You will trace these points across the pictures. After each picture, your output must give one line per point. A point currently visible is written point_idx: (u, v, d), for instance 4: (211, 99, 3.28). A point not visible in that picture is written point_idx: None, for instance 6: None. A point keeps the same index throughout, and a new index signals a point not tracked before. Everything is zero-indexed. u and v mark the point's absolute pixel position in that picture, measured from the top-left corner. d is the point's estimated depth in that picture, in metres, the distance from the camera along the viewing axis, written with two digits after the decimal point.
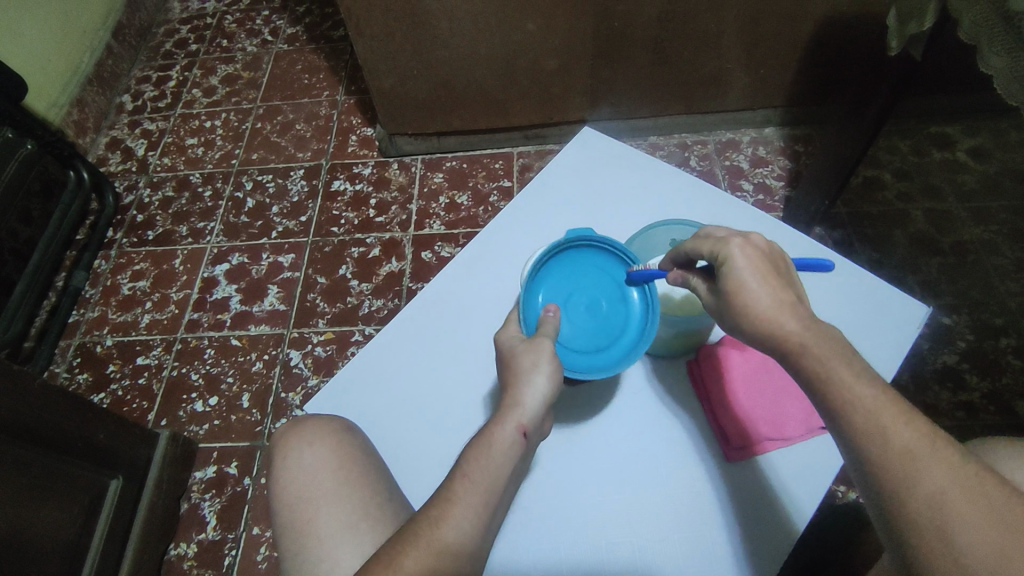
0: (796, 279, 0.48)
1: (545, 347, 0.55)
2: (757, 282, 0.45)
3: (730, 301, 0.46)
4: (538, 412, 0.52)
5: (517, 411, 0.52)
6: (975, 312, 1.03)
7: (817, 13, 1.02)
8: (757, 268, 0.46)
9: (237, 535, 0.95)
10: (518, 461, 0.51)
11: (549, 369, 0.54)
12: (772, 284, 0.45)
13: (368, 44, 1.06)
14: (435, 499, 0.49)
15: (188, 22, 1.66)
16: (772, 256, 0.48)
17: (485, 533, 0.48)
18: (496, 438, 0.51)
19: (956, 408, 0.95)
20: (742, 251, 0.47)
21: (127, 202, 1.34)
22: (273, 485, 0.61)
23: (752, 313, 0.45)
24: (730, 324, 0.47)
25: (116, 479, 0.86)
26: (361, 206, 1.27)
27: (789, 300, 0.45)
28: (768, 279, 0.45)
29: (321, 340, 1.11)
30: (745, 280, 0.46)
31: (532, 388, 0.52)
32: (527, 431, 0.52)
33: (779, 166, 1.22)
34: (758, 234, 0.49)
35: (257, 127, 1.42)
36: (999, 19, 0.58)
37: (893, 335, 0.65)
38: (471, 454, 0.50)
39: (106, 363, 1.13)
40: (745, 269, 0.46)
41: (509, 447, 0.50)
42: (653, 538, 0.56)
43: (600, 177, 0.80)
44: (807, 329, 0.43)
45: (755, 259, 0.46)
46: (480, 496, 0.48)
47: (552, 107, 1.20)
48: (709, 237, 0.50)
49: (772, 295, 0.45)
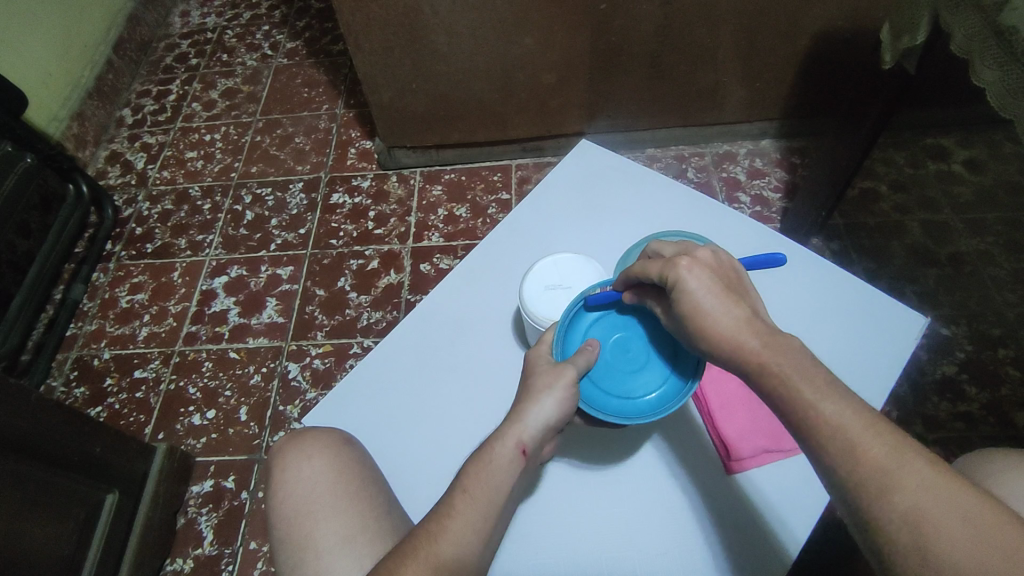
0: (747, 289, 0.49)
1: (567, 374, 0.53)
2: (709, 301, 0.46)
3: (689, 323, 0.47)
4: (542, 432, 0.52)
5: (519, 428, 0.51)
6: (973, 323, 1.03)
7: (812, 27, 1.03)
8: (706, 287, 0.47)
9: (233, 550, 0.95)
10: (516, 478, 0.50)
11: (559, 392, 0.53)
12: (723, 302, 0.46)
13: (368, 59, 1.08)
14: (434, 513, 0.49)
15: (188, 37, 1.68)
16: (720, 272, 0.49)
17: (484, 550, 0.48)
18: (495, 454, 0.51)
19: (956, 419, 0.94)
20: (690, 273, 0.47)
21: (126, 216, 1.35)
22: (272, 499, 0.61)
23: (712, 334, 0.45)
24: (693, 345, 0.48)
25: (113, 494, 0.86)
26: (360, 218, 1.27)
27: (743, 316, 0.45)
28: (718, 297, 0.46)
29: (320, 352, 1.11)
30: (698, 300, 0.46)
31: (537, 409, 0.52)
32: (527, 450, 0.51)
33: (776, 178, 1.23)
34: (701, 249, 0.50)
35: (257, 140, 1.43)
36: (991, 34, 0.59)
37: (890, 347, 0.65)
38: (471, 469, 0.50)
39: (104, 377, 1.13)
40: (698, 290, 0.46)
41: (507, 463, 0.50)
42: (653, 552, 0.56)
43: (599, 190, 0.81)
44: (765, 346, 0.44)
45: (702, 278, 0.47)
46: (477, 511, 0.48)
47: (550, 120, 1.21)
48: (659, 260, 0.50)
49: (725, 313, 0.45)
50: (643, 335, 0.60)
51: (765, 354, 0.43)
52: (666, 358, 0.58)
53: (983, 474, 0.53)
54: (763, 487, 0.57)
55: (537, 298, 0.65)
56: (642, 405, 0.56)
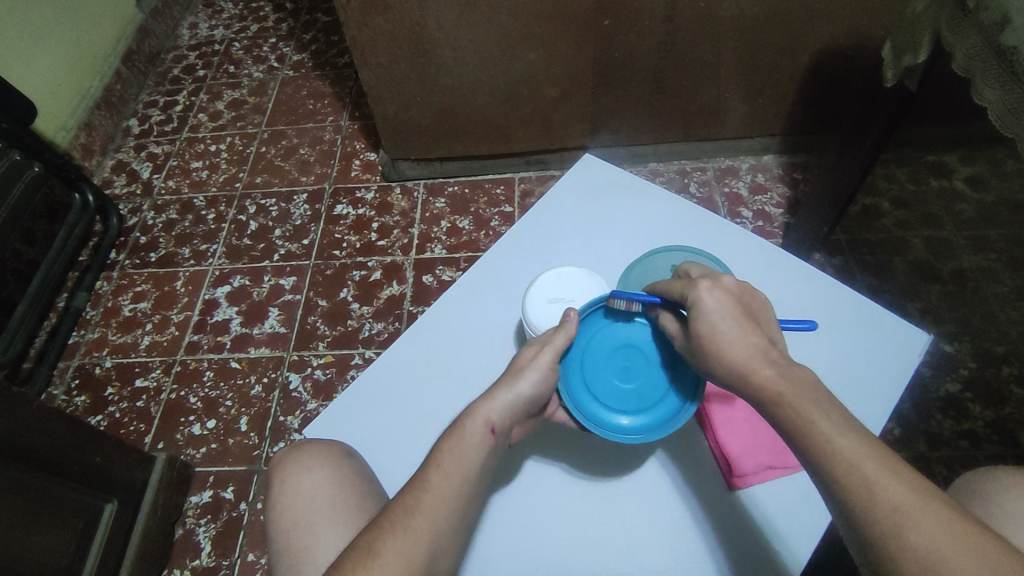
0: (768, 317, 0.51)
1: (545, 356, 0.57)
2: (723, 326, 0.49)
3: (705, 342, 0.50)
4: (509, 413, 0.54)
5: (488, 407, 0.54)
6: (976, 339, 1.03)
7: (814, 45, 1.04)
8: (723, 313, 0.49)
9: (231, 562, 0.94)
10: (486, 457, 0.52)
11: (533, 374, 0.56)
12: (740, 328, 0.48)
13: (374, 72, 1.09)
14: (410, 488, 0.49)
15: (196, 48, 1.69)
16: (741, 301, 0.51)
17: (457, 524, 0.48)
18: (466, 431, 0.52)
19: (959, 436, 0.94)
20: (709, 295, 0.51)
21: (130, 224, 1.35)
22: (272, 511, 0.61)
23: (722, 357, 0.48)
24: (705, 367, 0.51)
25: (111, 503, 0.86)
26: (363, 229, 1.27)
27: (759, 345, 0.47)
28: (736, 323, 0.49)
29: (321, 363, 1.10)
30: (715, 323, 0.49)
31: (509, 389, 0.55)
32: (496, 429, 0.53)
33: (777, 193, 1.23)
34: (726, 277, 0.54)
35: (262, 151, 1.43)
36: (992, 54, 0.59)
37: (893, 364, 0.65)
38: (443, 445, 0.52)
39: (105, 385, 1.13)
40: (715, 314, 0.50)
41: (478, 440, 0.52)
42: (630, 544, 0.57)
43: (600, 202, 0.81)
44: (780, 374, 0.45)
45: (724, 303, 0.50)
46: (449, 485, 0.49)
47: (553, 134, 1.22)
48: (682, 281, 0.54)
49: (737, 342, 0.48)
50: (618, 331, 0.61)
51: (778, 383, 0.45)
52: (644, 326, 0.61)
53: (982, 488, 0.53)
54: (767, 502, 0.57)
55: (538, 311, 0.66)
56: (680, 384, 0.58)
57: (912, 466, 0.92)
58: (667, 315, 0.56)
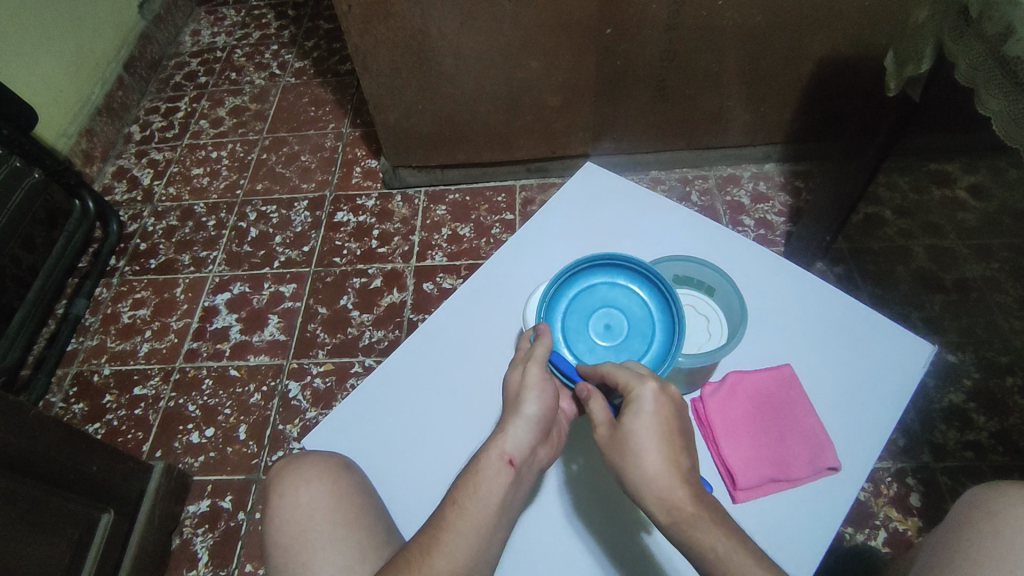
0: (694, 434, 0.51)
1: (533, 369, 0.56)
2: (653, 437, 0.48)
3: (626, 444, 0.48)
4: (528, 440, 0.53)
5: (502, 439, 0.53)
6: (980, 350, 1.02)
7: (815, 54, 1.04)
8: (657, 423, 0.49)
9: (228, 572, 0.93)
10: (508, 489, 0.51)
11: (534, 393, 0.55)
12: (667, 442, 0.48)
13: (375, 80, 1.09)
14: (429, 527, 0.50)
15: (198, 55, 1.70)
16: (679, 413, 0.50)
17: (479, 558, 0.48)
18: (482, 465, 0.51)
19: (964, 448, 0.93)
20: (652, 399, 0.50)
21: (131, 231, 1.35)
22: (270, 523, 0.60)
23: (642, 468, 0.47)
24: (614, 462, 0.49)
25: (107, 513, 0.85)
26: (363, 236, 1.27)
27: (682, 464, 0.47)
28: (666, 437, 0.48)
29: (321, 371, 1.10)
30: (644, 432, 0.48)
31: (519, 416, 0.53)
32: (517, 460, 0.52)
33: (779, 202, 1.23)
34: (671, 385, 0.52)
35: (263, 158, 1.43)
36: (995, 64, 0.59)
37: (897, 376, 0.64)
38: (460, 484, 0.51)
39: (104, 393, 1.12)
40: (649, 422, 0.49)
41: (495, 473, 0.51)
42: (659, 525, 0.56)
43: (602, 212, 0.80)
44: (695, 499, 0.46)
45: (661, 409, 0.49)
46: (470, 524, 0.49)
47: (554, 142, 1.22)
48: (630, 371, 0.52)
49: (662, 456, 0.47)
50: (586, 305, 0.66)
51: (693, 506, 0.45)
52: (601, 287, 0.67)
53: (988, 506, 0.52)
54: (771, 516, 0.57)
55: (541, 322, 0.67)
56: (661, 316, 0.64)
57: (917, 478, 0.91)
58: (601, 399, 0.53)
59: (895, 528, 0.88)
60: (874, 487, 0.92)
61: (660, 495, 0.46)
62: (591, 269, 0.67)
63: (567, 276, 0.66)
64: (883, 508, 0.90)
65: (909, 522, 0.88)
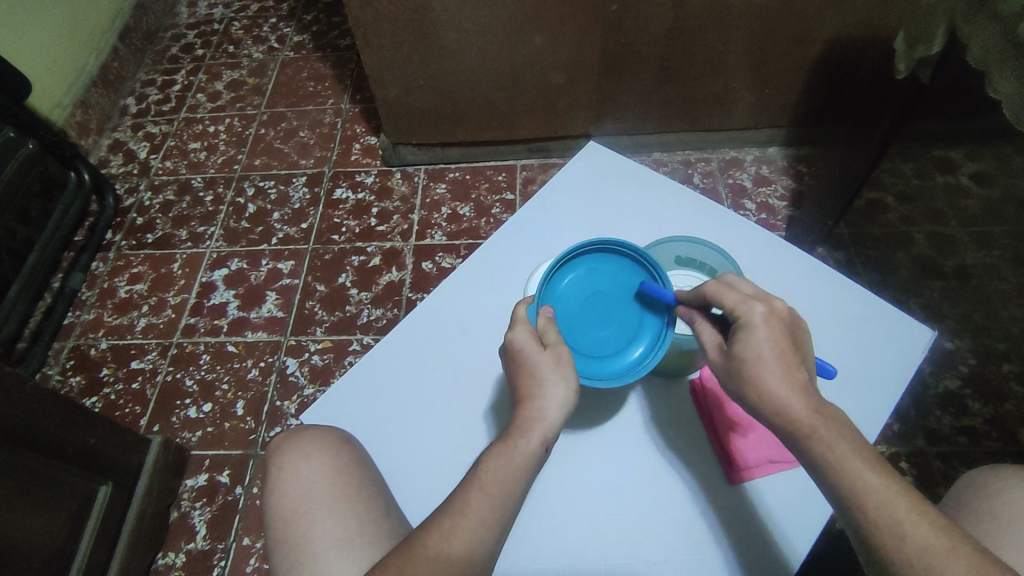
0: (809, 350, 0.49)
1: (567, 356, 0.54)
2: (772, 356, 0.47)
3: (743, 365, 0.48)
4: (560, 425, 0.52)
5: (544, 425, 0.51)
6: (978, 337, 1.02)
7: (823, 35, 1.02)
8: (772, 342, 0.47)
9: (226, 546, 0.94)
10: (535, 473, 0.51)
11: (571, 379, 0.53)
12: (786, 361, 0.47)
13: (375, 54, 1.07)
14: (448, 510, 0.49)
15: (195, 27, 1.67)
16: (792, 329, 0.49)
17: (499, 541, 0.49)
18: (520, 450, 0.50)
19: (958, 433, 0.94)
20: (765, 322, 0.48)
21: (127, 205, 1.34)
22: (269, 497, 0.60)
23: (762, 386, 0.47)
24: (734, 381, 0.49)
25: (106, 486, 0.85)
26: (362, 214, 1.26)
27: (799, 380, 0.46)
28: (784, 356, 0.47)
29: (318, 348, 1.10)
30: (761, 351, 0.47)
31: (557, 401, 0.52)
32: (550, 444, 0.51)
33: (782, 186, 1.22)
34: (779, 299, 0.50)
35: (260, 133, 1.42)
36: (1010, 46, 0.59)
37: (896, 364, 0.64)
38: (492, 466, 0.50)
39: (100, 367, 1.12)
40: (765, 343, 0.47)
41: (532, 461, 0.50)
42: (648, 516, 0.58)
43: (605, 192, 0.80)
44: (816, 412, 0.46)
45: (775, 332, 0.48)
46: (497, 508, 0.49)
47: (556, 120, 1.20)
48: (737, 293, 0.50)
49: (783, 374, 0.46)
50: (571, 297, 0.63)
51: (814, 417, 0.45)
52: (601, 271, 0.64)
53: (988, 487, 0.52)
54: (769, 495, 0.58)
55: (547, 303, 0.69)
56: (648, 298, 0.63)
57: (911, 462, 0.92)
58: (706, 325, 0.53)
59: None
60: None
61: (783, 413, 0.46)
62: (596, 253, 0.65)
63: (573, 255, 0.65)
64: None
65: None
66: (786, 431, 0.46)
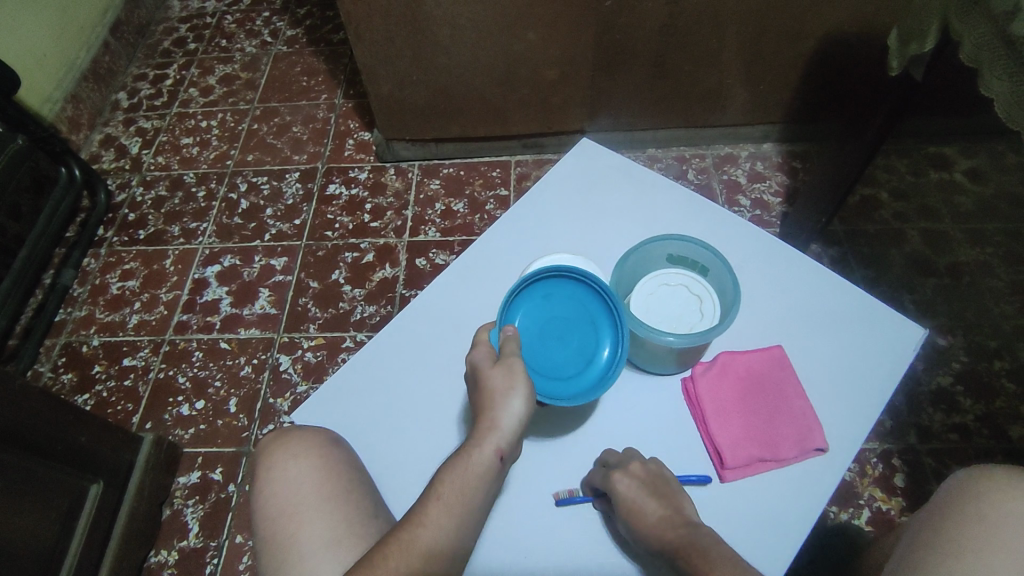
0: (676, 491, 0.55)
1: (518, 369, 0.54)
2: (637, 507, 0.54)
3: (625, 515, 0.54)
4: (515, 433, 0.53)
5: (496, 435, 0.52)
6: (970, 334, 1.02)
7: (818, 31, 1.02)
8: (634, 495, 0.54)
9: (219, 543, 0.94)
10: (493, 482, 0.52)
11: (523, 389, 0.54)
12: (648, 510, 0.53)
13: (368, 49, 1.06)
14: (408, 521, 0.50)
15: (187, 21, 1.65)
16: (652, 480, 0.56)
17: (459, 550, 0.50)
18: (474, 460, 0.51)
19: (950, 430, 0.94)
20: (622, 483, 0.55)
21: (119, 201, 1.33)
22: (258, 497, 0.60)
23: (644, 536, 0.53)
24: (632, 539, 0.54)
25: (97, 484, 0.85)
26: (355, 210, 1.26)
27: (665, 520, 0.52)
28: (644, 503, 0.54)
29: (312, 345, 1.09)
30: (629, 507, 0.54)
31: (508, 411, 0.52)
32: (505, 453, 0.52)
33: (776, 182, 1.22)
34: (629, 458, 0.58)
35: (253, 128, 1.41)
36: (1002, 45, 0.58)
37: (887, 362, 0.64)
38: (449, 479, 0.51)
39: (92, 364, 1.12)
40: (628, 499, 0.54)
41: (485, 470, 0.51)
42: None
43: (599, 189, 0.79)
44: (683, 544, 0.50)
45: (631, 489, 0.55)
46: (455, 518, 0.50)
47: (551, 116, 1.20)
48: (598, 470, 0.58)
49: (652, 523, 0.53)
50: (534, 317, 0.62)
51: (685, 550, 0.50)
52: (559, 296, 0.63)
53: (975, 488, 0.53)
54: (755, 495, 0.58)
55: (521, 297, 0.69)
56: (605, 323, 0.62)
57: (902, 459, 0.93)
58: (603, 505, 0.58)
59: (878, 507, 0.89)
60: (859, 467, 0.93)
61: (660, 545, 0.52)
62: (552, 277, 0.63)
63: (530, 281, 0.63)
64: (867, 487, 0.91)
65: (892, 501, 0.90)
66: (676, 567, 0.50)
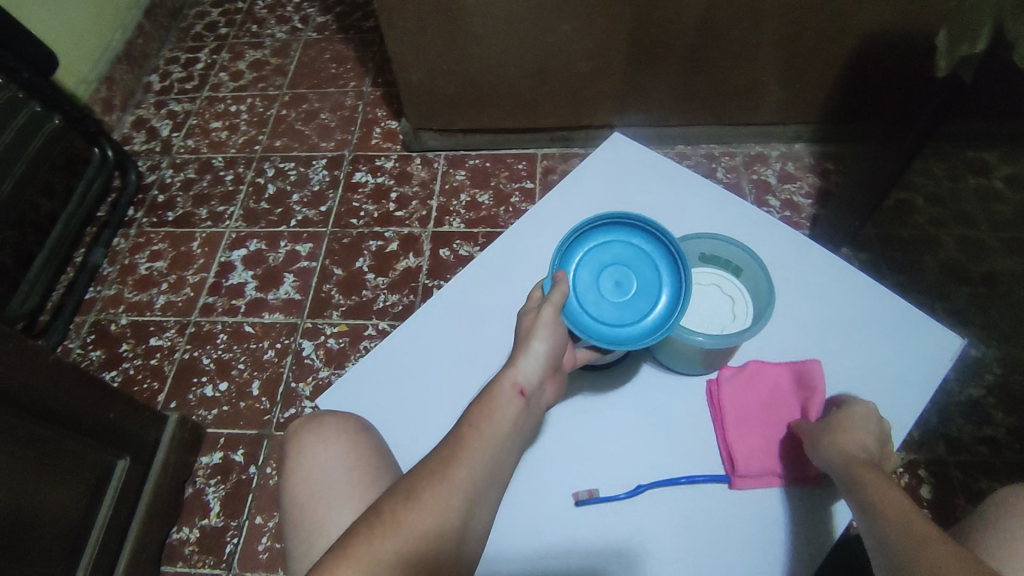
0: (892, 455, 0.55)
1: (548, 312, 0.56)
2: (859, 431, 0.55)
3: (836, 420, 0.56)
4: (536, 370, 0.54)
5: (514, 370, 0.54)
6: (1006, 344, 1.00)
7: (859, 30, 0.99)
8: (863, 425, 0.55)
9: (239, 523, 0.95)
10: (518, 415, 0.52)
11: (545, 331, 0.55)
12: (865, 439, 0.54)
13: (399, 37, 1.06)
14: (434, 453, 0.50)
15: (219, 5, 1.66)
16: (884, 437, 0.56)
17: (487, 482, 0.48)
18: (496, 390, 0.52)
19: (979, 442, 0.94)
20: (862, 414, 0.56)
21: (149, 182, 1.35)
22: (288, 478, 0.61)
23: (841, 443, 0.54)
24: (816, 436, 0.56)
25: (123, 460, 0.86)
26: (381, 199, 1.26)
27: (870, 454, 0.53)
28: (866, 435, 0.54)
29: (334, 332, 1.10)
30: (852, 425, 0.55)
31: (528, 348, 0.55)
32: (526, 389, 0.53)
33: (807, 183, 1.20)
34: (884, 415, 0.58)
35: (282, 114, 1.41)
36: None
37: (921, 372, 0.63)
38: (474, 409, 0.52)
39: (120, 342, 1.14)
40: (858, 423, 0.55)
41: (507, 400, 0.52)
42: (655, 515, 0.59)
43: (631, 184, 0.78)
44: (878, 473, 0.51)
45: (867, 420, 0.56)
46: (480, 444, 0.49)
47: (580, 110, 1.19)
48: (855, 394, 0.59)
49: (855, 444, 0.54)
50: (592, 263, 0.62)
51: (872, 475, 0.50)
52: (616, 245, 0.63)
53: None
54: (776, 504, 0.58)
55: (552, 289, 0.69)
56: (664, 272, 0.61)
57: (929, 470, 0.93)
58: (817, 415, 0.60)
59: None
60: None
61: (839, 453, 0.53)
62: (605, 226, 0.63)
63: (588, 228, 0.63)
64: None
65: None
66: (846, 476, 0.52)
